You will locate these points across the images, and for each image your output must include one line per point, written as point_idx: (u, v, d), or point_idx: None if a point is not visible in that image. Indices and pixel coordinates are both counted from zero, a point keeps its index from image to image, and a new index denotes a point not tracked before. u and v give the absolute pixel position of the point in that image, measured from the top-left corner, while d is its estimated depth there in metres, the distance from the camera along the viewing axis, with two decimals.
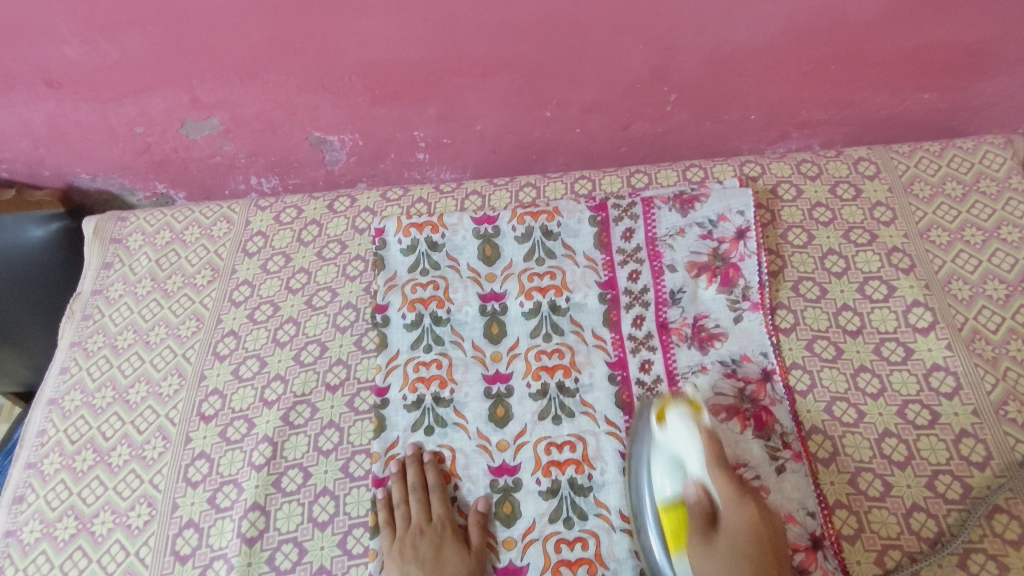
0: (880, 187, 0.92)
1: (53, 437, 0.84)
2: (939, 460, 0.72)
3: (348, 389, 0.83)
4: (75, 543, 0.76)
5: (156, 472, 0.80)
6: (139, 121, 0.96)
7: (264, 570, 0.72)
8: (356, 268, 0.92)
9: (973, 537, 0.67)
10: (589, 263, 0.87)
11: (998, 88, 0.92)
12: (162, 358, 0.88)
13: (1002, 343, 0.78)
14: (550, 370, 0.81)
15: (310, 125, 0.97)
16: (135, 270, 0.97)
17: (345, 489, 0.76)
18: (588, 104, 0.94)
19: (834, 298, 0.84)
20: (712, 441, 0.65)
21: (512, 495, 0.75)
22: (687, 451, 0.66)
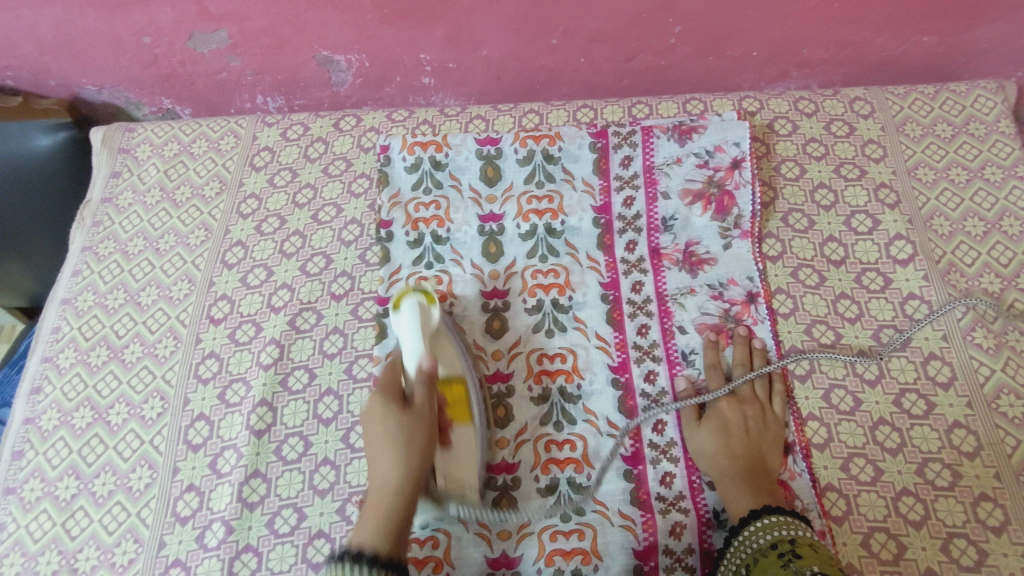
0: (873, 126, 0.94)
1: (67, 333, 0.88)
2: (907, 379, 0.77)
3: (352, 299, 0.86)
4: (92, 431, 0.81)
5: (168, 368, 0.84)
6: (146, 32, 0.96)
7: (272, 459, 0.77)
8: (361, 186, 0.94)
9: (932, 448, 0.73)
10: (587, 189, 0.90)
11: (995, 33, 0.94)
12: (171, 265, 0.91)
13: (975, 276, 0.82)
14: (545, 288, 0.85)
15: (317, 42, 0.97)
16: (144, 179, 0.99)
17: (349, 389, 0.80)
18: (593, 33, 0.95)
19: (821, 229, 0.87)
20: (410, 411, 0.67)
21: (505, 400, 0.79)
22: (394, 414, 0.67)
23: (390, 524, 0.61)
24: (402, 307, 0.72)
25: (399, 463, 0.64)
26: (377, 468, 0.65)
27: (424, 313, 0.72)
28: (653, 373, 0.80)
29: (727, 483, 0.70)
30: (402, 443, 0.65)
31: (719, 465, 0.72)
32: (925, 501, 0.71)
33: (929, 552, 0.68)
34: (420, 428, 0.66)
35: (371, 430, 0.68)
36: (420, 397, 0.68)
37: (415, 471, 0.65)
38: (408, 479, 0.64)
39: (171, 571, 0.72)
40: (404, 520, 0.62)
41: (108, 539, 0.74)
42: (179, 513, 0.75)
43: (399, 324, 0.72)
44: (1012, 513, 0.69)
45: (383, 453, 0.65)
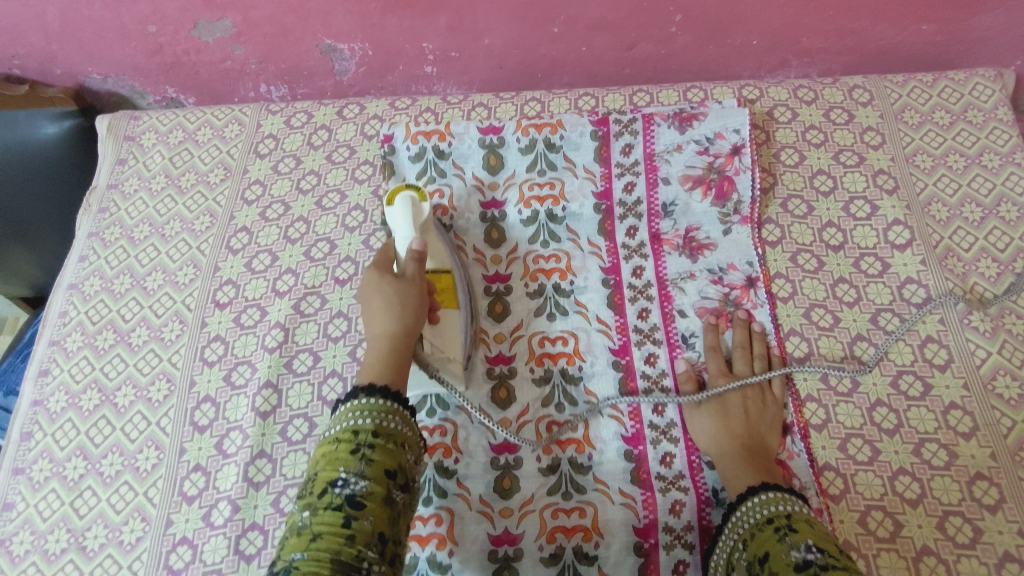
0: (871, 113, 0.95)
1: (74, 318, 0.89)
2: (904, 361, 0.78)
3: (356, 283, 0.87)
4: (99, 413, 0.82)
5: (174, 352, 0.85)
6: (152, 20, 0.97)
7: (277, 440, 0.78)
8: (364, 172, 0.95)
9: (928, 428, 0.74)
10: (588, 176, 0.91)
11: (994, 22, 0.95)
12: (177, 251, 0.92)
13: (972, 261, 0.83)
14: (547, 273, 0.86)
15: (321, 31, 0.98)
16: (149, 167, 1.00)
17: (353, 371, 0.81)
18: (594, 21, 0.96)
19: (820, 215, 0.88)
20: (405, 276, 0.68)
21: (507, 382, 0.80)
22: (388, 280, 0.67)
23: (390, 361, 0.61)
24: (397, 203, 0.77)
25: (395, 323, 0.64)
26: (374, 317, 0.65)
27: (415, 206, 0.77)
28: (653, 356, 0.81)
29: (727, 460, 0.71)
30: (397, 313, 0.64)
31: (718, 444, 0.73)
32: (921, 481, 0.72)
33: (925, 530, 0.69)
34: (413, 294, 0.66)
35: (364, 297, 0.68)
36: (412, 273, 0.68)
37: (410, 323, 0.65)
38: (406, 323, 0.64)
39: (178, 549, 0.73)
40: (404, 360, 0.62)
41: (116, 517, 0.76)
42: (186, 492, 0.76)
43: (394, 218, 0.76)
44: (1007, 492, 0.70)
45: (379, 308, 0.66)
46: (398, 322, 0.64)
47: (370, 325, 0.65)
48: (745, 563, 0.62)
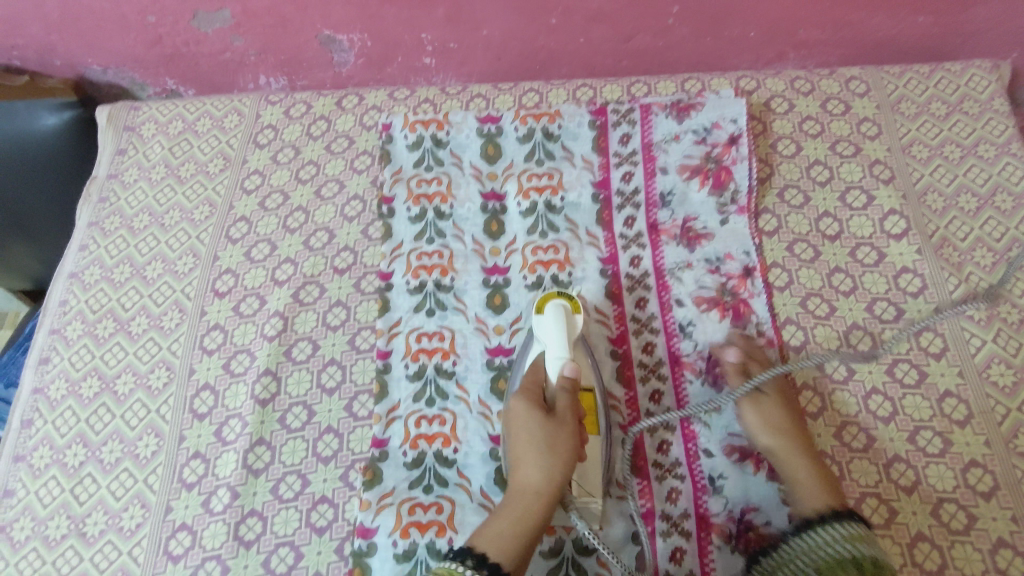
0: (868, 104, 0.95)
1: (74, 306, 0.89)
2: (900, 349, 0.78)
3: (355, 273, 0.88)
4: (99, 400, 0.82)
5: (173, 340, 0.85)
6: (151, 11, 0.98)
7: (276, 428, 0.78)
8: (363, 163, 0.96)
9: (923, 416, 0.74)
10: (586, 166, 0.91)
11: (992, 13, 0.94)
12: (176, 240, 0.93)
13: (968, 250, 0.84)
14: (545, 264, 0.86)
15: (320, 22, 0.99)
16: (149, 156, 1.00)
17: (352, 359, 0.82)
18: (592, 12, 0.96)
19: (817, 205, 0.89)
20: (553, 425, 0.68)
21: (506, 373, 0.80)
22: (529, 431, 0.68)
23: (525, 532, 0.62)
24: (546, 311, 0.74)
25: (545, 467, 0.65)
26: (522, 463, 0.66)
27: (564, 317, 0.74)
28: (650, 345, 0.81)
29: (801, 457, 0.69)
30: (547, 462, 0.65)
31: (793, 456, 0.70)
32: (915, 468, 0.72)
33: (920, 516, 0.69)
34: (564, 437, 0.67)
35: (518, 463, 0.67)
36: (562, 409, 0.69)
37: (559, 475, 0.65)
38: (553, 483, 0.65)
39: (178, 535, 0.73)
40: (536, 524, 0.63)
41: (116, 504, 0.76)
42: (185, 479, 0.76)
43: (544, 329, 0.74)
44: (1000, 478, 0.70)
45: (533, 463, 0.66)
46: (552, 471, 0.65)
47: (517, 475, 0.67)
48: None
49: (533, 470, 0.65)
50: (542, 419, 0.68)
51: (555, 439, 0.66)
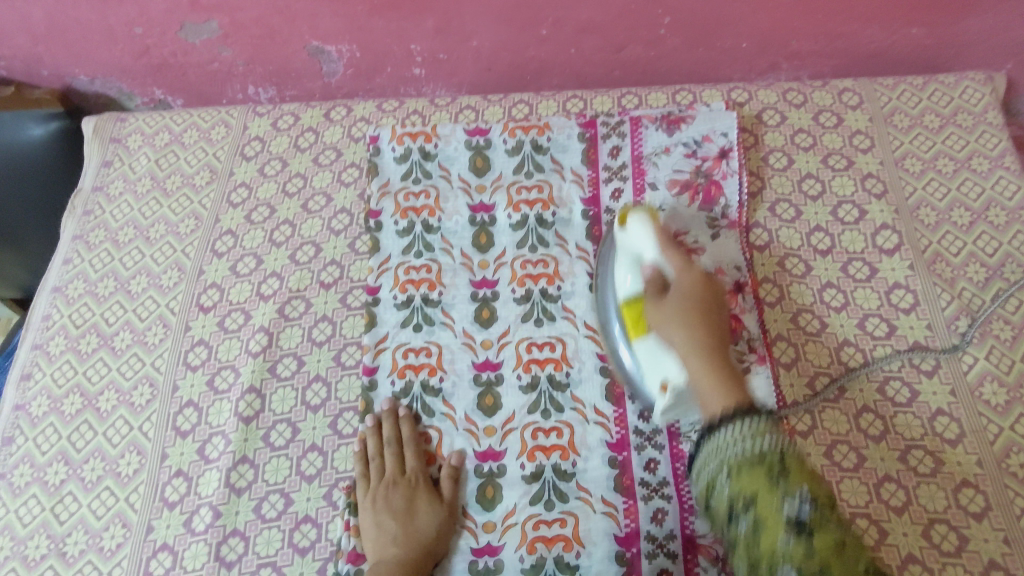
0: (861, 117, 0.94)
1: (58, 321, 0.89)
2: (892, 367, 0.77)
3: (341, 288, 0.87)
4: (82, 417, 0.82)
5: (157, 356, 0.84)
6: (138, 22, 0.97)
7: (260, 446, 0.77)
8: (351, 175, 0.95)
9: (914, 435, 0.73)
10: (576, 179, 0.90)
11: (984, 25, 0.94)
12: (162, 254, 0.92)
13: (961, 266, 0.83)
14: (534, 278, 0.85)
15: (308, 32, 0.98)
16: (135, 168, 1.00)
17: (337, 376, 0.81)
18: (582, 24, 0.95)
19: (808, 219, 0.88)
20: (676, 297, 0.68)
21: (494, 388, 0.79)
22: (654, 320, 0.68)
23: (691, 350, 0.64)
24: (629, 224, 0.74)
25: (683, 327, 0.65)
26: (662, 322, 0.67)
27: (650, 222, 0.73)
28: None
29: (696, 361, 0.64)
30: (685, 318, 0.66)
31: (686, 327, 0.65)
32: (905, 487, 0.71)
33: (911, 538, 0.68)
34: (693, 287, 0.68)
35: (661, 327, 0.67)
36: (681, 286, 0.68)
37: (700, 335, 0.65)
38: (693, 323, 0.66)
39: (158, 556, 0.72)
40: (699, 350, 0.64)
41: (97, 523, 0.75)
42: (167, 498, 0.75)
43: (630, 239, 0.74)
44: (992, 498, 0.69)
45: (678, 324, 0.66)
46: (690, 324, 0.65)
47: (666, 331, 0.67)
48: (728, 495, 0.54)
49: (675, 329, 0.66)
50: (656, 302, 0.69)
51: (683, 295, 0.68)
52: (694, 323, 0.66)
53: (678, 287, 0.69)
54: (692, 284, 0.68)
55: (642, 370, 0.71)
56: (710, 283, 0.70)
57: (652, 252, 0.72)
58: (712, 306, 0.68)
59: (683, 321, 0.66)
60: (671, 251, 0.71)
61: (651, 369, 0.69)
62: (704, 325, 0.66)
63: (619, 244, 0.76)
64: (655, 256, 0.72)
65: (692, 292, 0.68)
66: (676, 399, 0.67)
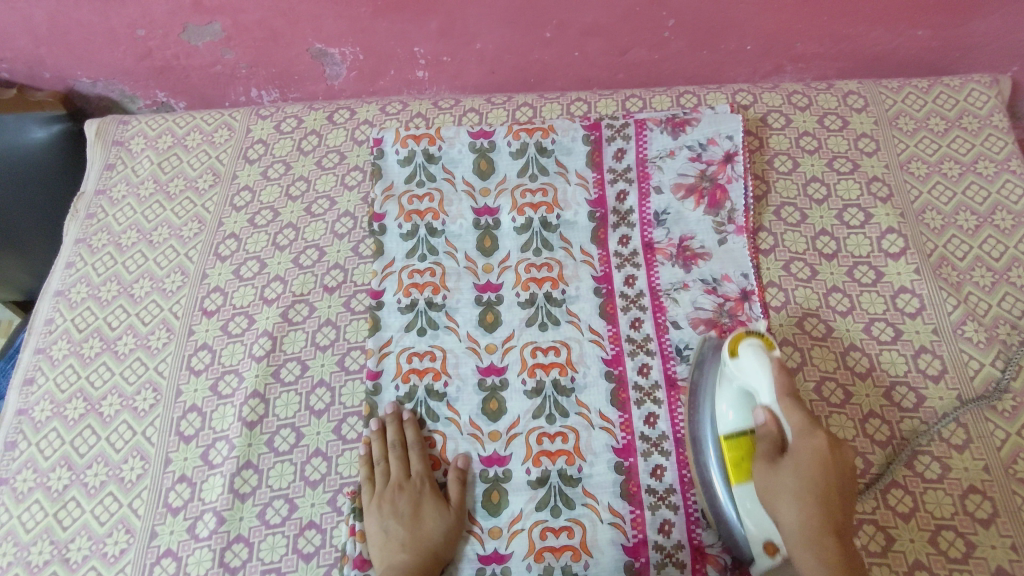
0: (866, 120, 0.94)
1: (60, 325, 0.88)
2: (898, 372, 0.77)
3: (345, 291, 0.86)
4: (85, 422, 0.81)
5: (161, 360, 0.84)
6: (140, 24, 0.97)
7: (264, 451, 0.77)
8: (354, 178, 0.95)
9: (921, 440, 0.73)
10: (581, 182, 0.90)
11: (990, 27, 0.93)
12: (164, 258, 0.92)
13: (967, 270, 0.82)
14: (538, 281, 0.84)
15: (311, 35, 0.97)
16: (138, 172, 0.99)
17: (341, 380, 0.81)
18: (587, 26, 0.95)
19: (814, 223, 0.87)
20: (790, 471, 0.62)
21: (498, 393, 0.78)
22: (761, 476, 0.64)
23: (835, 561, 0.58)
24: (742, 354, 0.66)
25: (798, 509, 0.61)
26: (776, 503, 0.62)
27: (768, 356, 0.66)
28: (646, 366, 0.79)
29: (808, 553, 0.59)
30: (802, 496, 0.61)
31: (800, 506, 0.61)
32: (913, 494, 0.71)
33: (918, 544, 0.68)
34: (809, 462, 0.61)
35: (771, 500, 0.63)
36: (794, 454, 0.62)
37: (829, 539, 0.59)
38: (814, 518, 0.60)
39: (162, 561, 0.72)
40: (835, 564, 0.58)
41: (100, 529, 0.75)
42: (171, 503, 0.75)
43: (744, 374, 0.66)
44: (999, 505, 0.69)
45: (789, 498, 0.61)
46: (805, 519, 0.60)
47: (776, 512, 0.62)
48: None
49: (784, 514, 0.62)
50: (768, 467, 0.64)
51: (800, 468, 0.62)
52: (821, 533, 0.59)
53: (794, 451, 0.63)
54: (811, 457, 0.62)
55: (743, 520, 0.65)
56: (834, 450, 0.63)
57: (768, 396, 0.65)
58: (832, 473, 0.62)
59: (795, 497, 0.61)
60: (791, 399, 0.64)
61: (754, 525, 0.65)
62: (823, 509, 0.60)
63: (722, 373, 0.69)
64: (769, 397, 0.65)
65: (814, 469, 0.61)
66: (784, 565, 0.64)
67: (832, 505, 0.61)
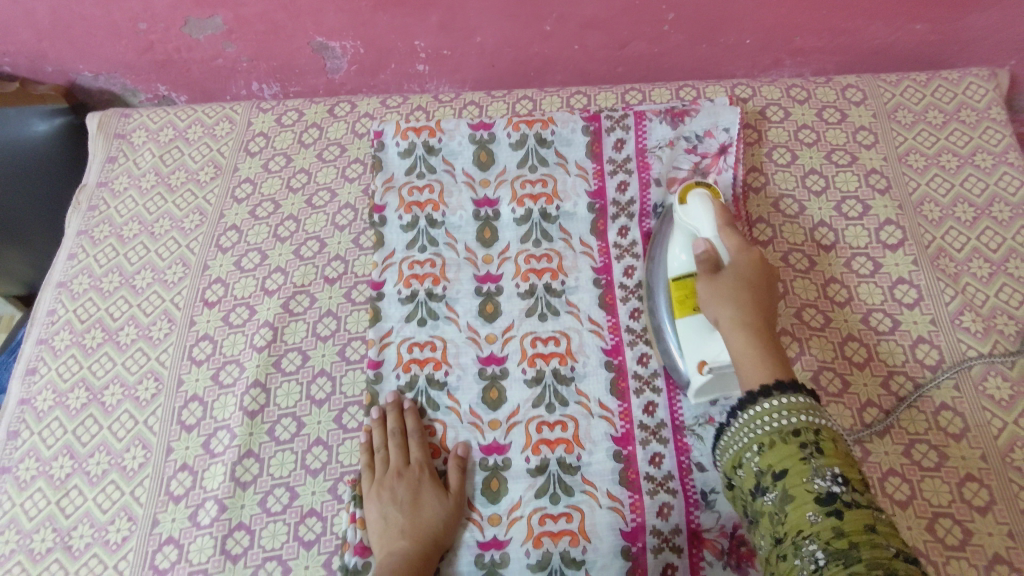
0: (864, 113, 0.95)
1: (63, 316, 0.89)
2: (895, 362, 0.78)
3: (346, 282, 0.87)
4: (87, 411, 0.82)
5: (163, 350, 0.85)
6: (143, 17, 0.97)
7: (264, 440, 0.77)
8: (355, 171, 0.95)
9: (919, 429, 0.74)
10: (580, 173, 0.90)
11: (988, 21, 0.94)
12: (166, 249, 0.92)
13: (965, 261, 0.83)
14: (538, 272, 0.85)
15: (312, 29, 0.98)
16: (140, 164, 1.00)
17: (342, 370, 0.81)
18: (587, 20, 0.95)
19: (812, 214, 0.88)
20: (732, 277, 0.67)
21: (498, 382, 0.79)
22: (705, 287, 0.68)
23: (760, 333, 0.63)
24: (690, 200, 0.72)
25: (734, 313, 0.65)
26: (712, 304, 0.67)
27: (712, 200, 0.72)
28: (646, 356, 0.79)
29: (744, 379, 0.61)
30: (740, 300, 0.65)
31: (733, 305, 0.65)
32: (910, 482, 0.71)
33: (916, 532, 0.68)
34: (747, 287, 0.66)
35: (710, 307, 0.67)
36: (731, 274, 0.67)
37: (751, 318, 0.64)
38: (742, 309, 0.65)
39: (164, 548, 0.72)
40: (764, 333, 0.63)
41: (102, 517, 0.75)
42: (173, 491, 0.76)
43: (687, 218, 0.72)
44: (997, 492, 0.70)
45: (728, 299, 0.65)
46: (738, 316, 0.64)
47: (714, 314, 0.66)
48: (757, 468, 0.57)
49: (717, 308, 0.66)
50: (708, 278, 0.68)
51: (738, 276, 0.66)
52: (749, 310, 0.65)
53: (732, 268, 0.67)
54: (745, 273, 0.67)
55: (681, 350, 0.73)
56: (767, 270, 0.68)
57: (711, 231, 0.70)
58: (761, 292, 0.67)
59: (736, 300, 0.65)
60: (730, 232, 0.69)
61: (690, 349, 0.71)
62: (755, 314, 0.65)
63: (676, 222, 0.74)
64: (710, 231, 0.70)
65: (749, 285, 0.66)
66: (712, 378, 0.70)
67: (763, 315, 0.65)
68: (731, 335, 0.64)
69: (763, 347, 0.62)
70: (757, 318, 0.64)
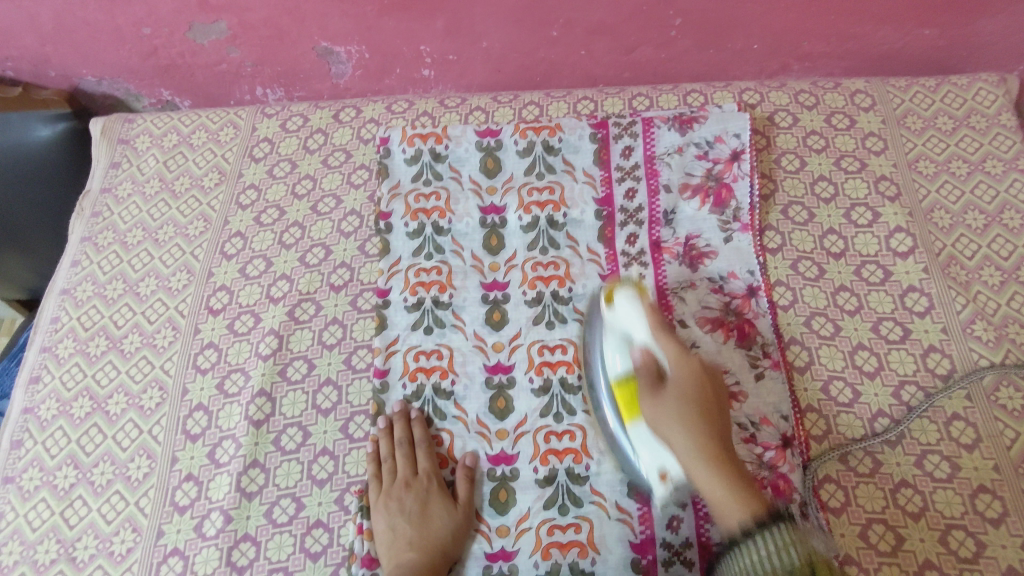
0: (873, 119, 0.94)
1: (66, 324, 0.88)
2: (907, 372, 0.77)
3: (351, 290, 0.86)
4: (91, 421, 0.81)
5: (167, 359, 0.84)
6: (146, 22, 0.97)
7: (270, 450, 0.76)
8: (360, 177, 0.94)
9: (931, 440, 0.73)
10: (588, 180, 0.89)
11: (998, 27, 0.93)
12: (170, 256, 0.91)
13: (975, 269, 0.82)
14: (545, 280, 0.84)
15: (317, 33, 0.97)
16: (143, 170, 0.99)
17: (348, 379, 0.80)
18: (593, 25, 0.95)
19: (821, 222, 0.87)
20: (674, 396, 0.64)
21: (506, 391, 0.78)
22: (650, 405, 0.65)
23: (724, 473, 0.62)
24: (617, 300, 0.69)
25: (688, 430, 0.63)
26: (671, 445, 0.64)
27: (638, 295, 0.69)
28: None
29: (730, 513, 0.60)
30: (690, 422, 0.63)
31: (685, 429, 0.63)
32: (923, 494, 0.70)
33: (928, 544, 0.68)
34: (690, 391, 0.65)
35: (662, 432, 0.64)
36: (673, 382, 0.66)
37: (712, 443, 0.63)
38: (701, 444, 0.63)
39: (169, 561, 0.72)
40: (721, 455, 0.62)
41: (107, 528, 0.74)
42: (178, 502, 0.75)
43: (619, 318, 0.69)
44: (1010, 504, 0.69)
45: (676, 419, 0.63)
46: (695, 446, 0.63)
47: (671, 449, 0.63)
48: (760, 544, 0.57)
49: (678, 444, 0.63)
50: (653, 395, 0.65)
51: (681, 387, 0.65)
52: (707, 455, 0.62)
53: (674, 379, 0.66)
54: (687, 377, 0.66)
55: (636, 454, 0.68)
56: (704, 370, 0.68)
57: (644, 331, 0.67)
58: (706, 388, 0.66)
59: (684, 422, 0.63)
60: (663, 331, 0.67)
61: (647, 456, 0.67)
62: (706, 425, 0.64)
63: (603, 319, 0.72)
64: (644, 334, 0.67)
65: (691, 394, 0.65)
66: (672, 488, 0.67)
67: (711, 419, 0.64)
68: (692, 469, 0.63)
69: (739, 493, 0.61)
70: (702, 417, 0.64)
